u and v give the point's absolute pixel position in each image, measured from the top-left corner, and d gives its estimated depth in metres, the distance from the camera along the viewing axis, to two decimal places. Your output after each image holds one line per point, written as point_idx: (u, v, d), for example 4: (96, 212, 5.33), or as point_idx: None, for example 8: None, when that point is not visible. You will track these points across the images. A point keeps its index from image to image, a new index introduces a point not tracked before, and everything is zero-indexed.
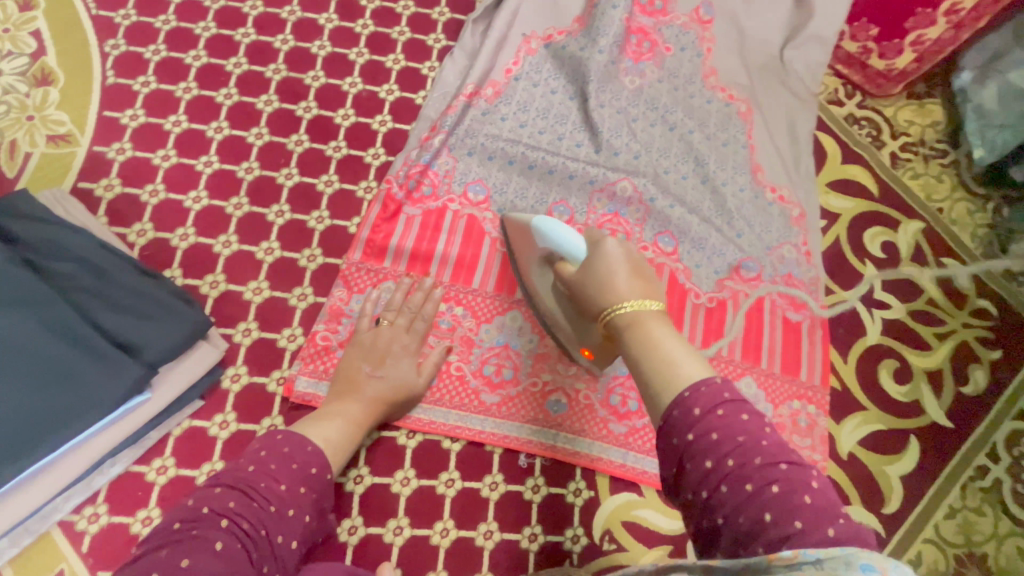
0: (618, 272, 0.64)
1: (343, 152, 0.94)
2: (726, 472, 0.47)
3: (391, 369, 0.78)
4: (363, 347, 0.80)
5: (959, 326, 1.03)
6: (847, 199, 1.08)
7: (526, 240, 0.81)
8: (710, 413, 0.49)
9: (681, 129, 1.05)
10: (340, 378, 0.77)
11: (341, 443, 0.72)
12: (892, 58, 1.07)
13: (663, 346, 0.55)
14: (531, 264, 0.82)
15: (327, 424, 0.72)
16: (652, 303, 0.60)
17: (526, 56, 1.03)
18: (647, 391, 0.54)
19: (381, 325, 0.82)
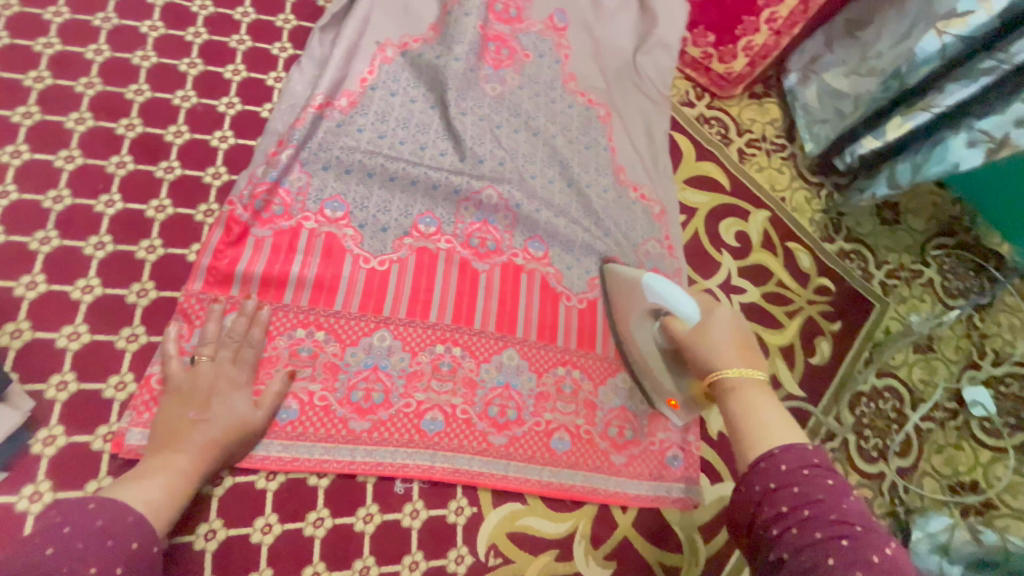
0: (725, 340, 0.70)
1: (177, 173, 0.85)
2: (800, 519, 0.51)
3: (217, 410, 0.71)
4: (182, 394, 0.71)
5: (804, 303, 1.13)
6: (703, 194, 1.15)
7: (633, 294, 0.85)
8: (795, 470, 0.55)
9: (544, 134, 1.07)
10: (158, 432, 0.69)
11: (166, 501, 0.64)
12: (729, 62, 1.17)
13: (764, 412, 0.62)
14: (630, 316, 0.87)
15: (144, 484, 0.64)
16: (755, 372, 0.67)
17: (381, 64, 1.00)
18: (740, 451, 0.61)
19: (198, 363, 0.74)
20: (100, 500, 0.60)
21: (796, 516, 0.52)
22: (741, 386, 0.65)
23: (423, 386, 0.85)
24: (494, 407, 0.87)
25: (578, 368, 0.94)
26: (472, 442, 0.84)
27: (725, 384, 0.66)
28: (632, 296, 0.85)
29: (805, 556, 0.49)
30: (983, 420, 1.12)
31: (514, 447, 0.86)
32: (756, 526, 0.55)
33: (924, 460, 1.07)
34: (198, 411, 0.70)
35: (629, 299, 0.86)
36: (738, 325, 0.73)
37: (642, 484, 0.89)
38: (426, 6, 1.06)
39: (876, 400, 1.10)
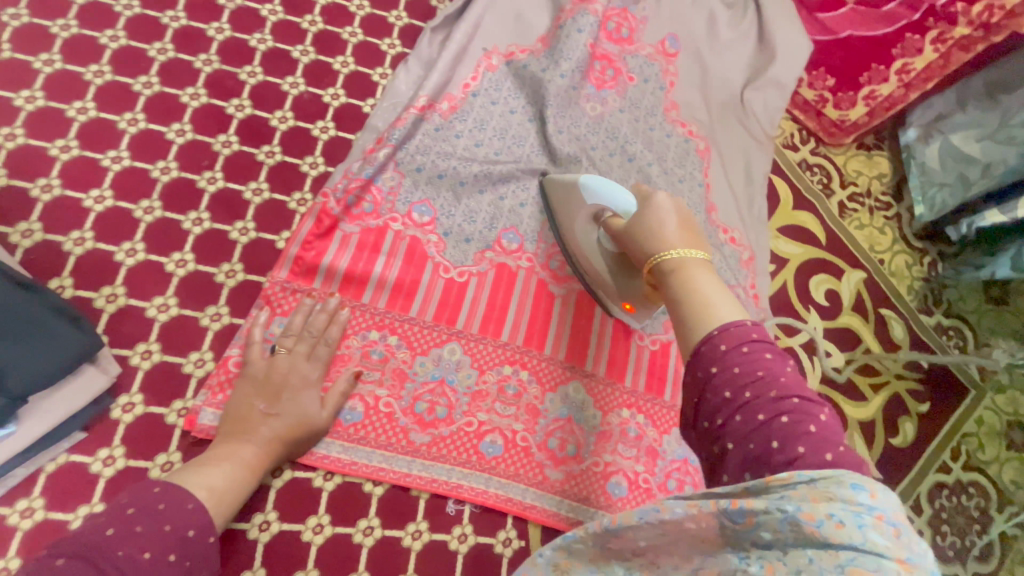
0: (667, 222, 0.64)
1: (277, 158, 0.85)
2: (743, 402, 0.47)
3: (288, 404, 0.71)
4: (257, 382, 0.72)
5: (892, 377, 1.05)
6: (797, 245, 1.09)
7: (573, 196, 0.84)
8: (734, 350, 0.49)
9: (639, 161, 1.03)
10: (230, 417, 0.70)
11: (232, 490, 0.64)
12: (845, 109, 1.10)
13: (702, 285, 0.55)
14: (572, 224, 0.86)
15: (208, 471, 0.64)
16: (700, 253, 0.59)
17: (485, 72, 0.99)
18: (683, 329, 0.54)
19: (277, 354, 0.74)
20: (168, 483, 0.60)
21: (738, 402, 0.47)
22: (684, 265, 0.58)
23: (487, 407, 0.83)
24: (554, 439, 0.84)
25: (643, 412, 0.89)
26: (528, 472, 0.82)
27: (666, 265, 0.59)
28: (569, 194, 0.85)
29: (751, 445, 0.45)
30: None
31: (570, 484, 0.82)
32: (699, 418, 0.51)
33: (1006, 570, 0.97)
34: (267, 402, 0.70)
35: (569, 194, 0.85)
36: (682, 211, 0.67)
37: None
38: (538, 17, 1.03)
39: (958, 495, 1.00)
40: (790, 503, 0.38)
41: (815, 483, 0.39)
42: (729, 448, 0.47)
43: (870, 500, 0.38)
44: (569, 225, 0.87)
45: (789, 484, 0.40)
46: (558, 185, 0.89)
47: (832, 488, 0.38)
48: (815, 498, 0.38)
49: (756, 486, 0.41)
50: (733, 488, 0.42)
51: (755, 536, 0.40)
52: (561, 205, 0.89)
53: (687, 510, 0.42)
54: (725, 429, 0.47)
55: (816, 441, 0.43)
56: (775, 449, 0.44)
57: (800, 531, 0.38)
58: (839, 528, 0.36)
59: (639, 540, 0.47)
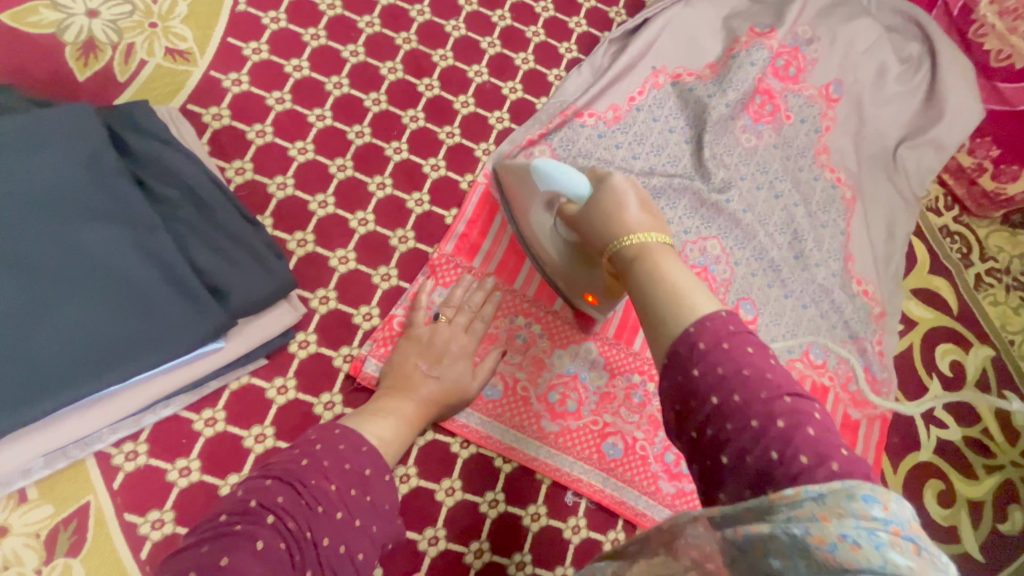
0: (628, 201, 0.64)
1: (455, 139, 0.91)
2: (732, 408, 0.46)
3: (447, 369, 0.75)
4: (420, 345, 0.76)
5: (1008, 462, 1.02)
6: (928, 310, 1.07)
7: (527, 183, 0.76)
8: (715, 347, 0.49)
9: (785, 199, 1.03)
10: (393, 373, 0.74)
11: (395, 442, 0.68)
12: (1004, 182, 1.07)
13: (671, 270, 0.55)
14: (527, 213, 0.80)
15: (380, 421, 0.67)
16: (658, 235, 0.60)
17: (651, 88, 1.02)
18: (654, 328, 0.53)
19: (439, 322, 0.79)
20: (347, 428, 0.63)
21: (727, 407, 0.47)
22: (643, 249, 0.58)
23: (613, 410, 0.85)
24: (671, 454, 0.85)
25: None
26: (643, 480, 0.83)
27: (626, 251, 0.60)
28: (525, 185, 0.77)
29: (752, 457, 0.44)
30: None
31: (680, 501, 0.83)
32: (688, 424, 0.50)
33: None
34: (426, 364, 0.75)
35: (523, 185, 0.78)
36: (639, 188, 0.67)
37: None
38: (711, 45, 1.06)
39: None
40: (798, 526, 0.37)
41: (824, 499, 0.37)
42: (724, 461, 0.46)
43: (883, 511, 0.36)
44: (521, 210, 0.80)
45: (796, 503, 0.38)
46: (512, 180, 0.81)
47: (840, 503, 0.37)
48: (826, 517, 0.37)
49: (761, 506, 0.40)
50: (732, 510, 0.41)
51: (763, 564, 0.39)
52: (514, 188, 0.81)
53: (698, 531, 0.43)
54: (720, 437, 0.47)
55: (814, 447, 0.43)
56: (774, 461, 0.43)
57: (813, 560, 0.36)
58: (854, 552, 0.35)
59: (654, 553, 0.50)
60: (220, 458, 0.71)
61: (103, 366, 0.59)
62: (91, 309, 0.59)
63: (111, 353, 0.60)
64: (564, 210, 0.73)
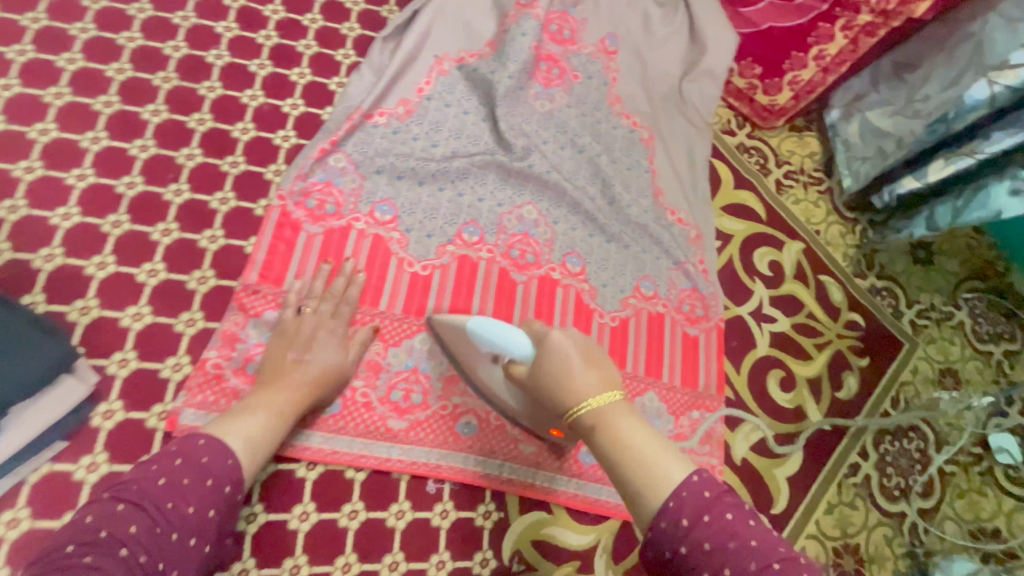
0: (574, 362, 0.65)
1: (240, 168, 0.89)
2: (713, 564, 0.51)
3: (317, 352, 0.78)
4: (287, 337, 0.79)
5: (834, 336, 1.15)
6: (740, 222, 1.17)
7: (462, 337, 0.80)
8: (698, 521, 0.53)
9: (589, 152, 1.10)
10: (267, 368, 0.76)
11: (262, 439, 0.71)
12: (773, 95, 1.21)
13: (634, 440, 0.59)
14: (476, 365, 0.81)
15: (243, 422, 0.70)
16: (619, 395, 0.62)
17: (438, 76, 1.05)
18: (635, 500, 0.57)
19: (302, 312, 0.81)
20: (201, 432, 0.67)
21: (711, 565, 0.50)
22: (600, 422, 0.61)
23: (459, 391, 0.86)
24: None
25: None
26: (502, 448, 0.85)
27: (585, 424, 0.62)
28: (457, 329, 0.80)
29: None
30: (1006, 466, 1.14)
31: (543, 458, 0.86)
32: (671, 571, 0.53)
33: (946, 504, 1.09)
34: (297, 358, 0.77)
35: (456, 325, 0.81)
36: (587, 347, 0.68)
37: (550, 474, 0.86)
38: (486, 22, 1.09)
39: (899, 440, 1.11)
40: None
41: None
42: None
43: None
44: (470, 365, 0.82)
45: None
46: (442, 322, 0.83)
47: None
48: None
49: None
50: None
51: None
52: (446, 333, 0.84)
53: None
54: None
55: None
56: None
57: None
58: None
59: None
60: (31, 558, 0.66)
61: None
62: None
63: None
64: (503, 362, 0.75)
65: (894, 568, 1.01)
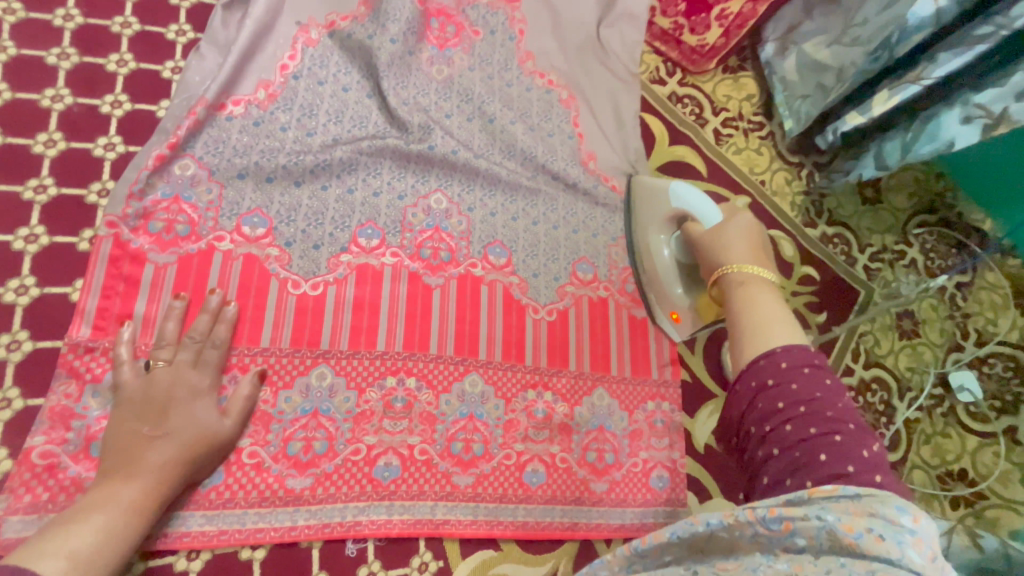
0: (740, 241, 0.68)
1: (50, 193, 0.70)
2: (794, 414, 0.49)
3: (178, 422, 0.62)
4: (135, 405, 0.62)
5: (788, 295, 1.07)
6: (679, 182, 1.05)
7: (659, 202, 0.86)
8: (795, 366, 0.52)
9: (501, 121, 0.93)
10: (112, 450, 0.60)
11: (106, 545, 0.54)
12: (702, 33, 1.07)
13: (763, 305, 0.58)
14: (647, 230, 0.87)
15: (69, 536, 0.52)
16: (764, 273, 0.62)
17: (305, 48, 0.86)
18: (736, 342, 0.57)
19: (154, 368, 0.65)
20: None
21: (790, 412, 0.50)
22: (749, 281, 0.62)
23: (374, 428, 0.73)
24: (458, 442, 0.77)
25: (551, 390, 0.84)
26: (433, 486, 0.74)
27: (733, 278, 0.63)
28: (660, 205, 0.85)
29: (798, 451, 0.48)
30: (969, 404, 1.10)
31: (483, 486, 0.76)
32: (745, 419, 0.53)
33: (912, 452, 1.06)
34: (147, 435, 0.60)
35: (658, 199, 0.86)
36: (757, 233, 0.70)
37: (492, 506, 0.76)
38: None
39: (864, 393, 1.06)
40: (830, 514, 0.39)
41: (859, 497, 0.41)
42: (774, 453, 0.49)
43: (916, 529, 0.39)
44: (645, 228, 0.88)
45: (834, 495, 0.42)
46: (650, 196, 0.88)
47: (875, 506, 0.40)
48: (858, 513, 0.39)
49: (800, 498, 0.42)
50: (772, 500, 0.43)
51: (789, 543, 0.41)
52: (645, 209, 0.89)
53: (722, 520, 0.43)
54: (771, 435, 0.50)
55: (839, 449, 0.46)
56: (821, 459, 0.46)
57: (836, 541, 0.38)
58: (876, 541, 0.37)
59: (666, 556, 0.47)
60: None
61: None
62: None
63: None
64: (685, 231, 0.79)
65: None
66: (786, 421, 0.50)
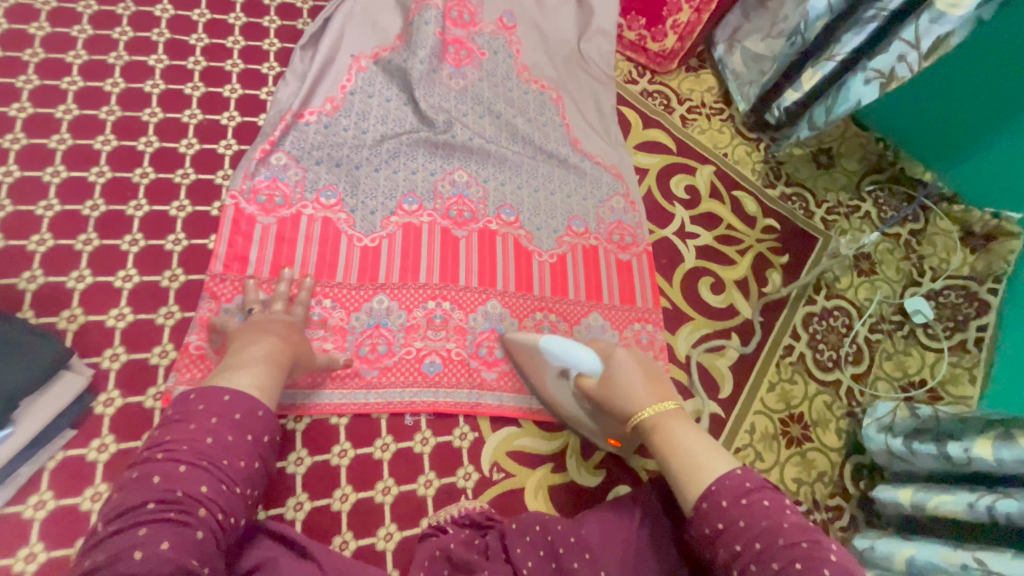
0: (639, 381, 0.81)
1: (191, 178, 1.00)
2: (755, 552, 0.61)
3: (273, 326, 0.85)
4: (241, 329, 0.84)
5: (753, 241, 1.28)
6: (653, 156, 1.30)
7: (539, 362, 0.93)
8: (735, 503, 0.65)
9: (505, 117, 1.21)
10: (232, 348, 0.81)
11: (264, 378, 0.75)
12: (662, 41, 1.34)
13: (684, 444, 0.73)
14: (544, 382, 0.95)
15: (240, 372, 0.73)
16: (667, 405, 0.78)
17: (357, 73, 1.15)
18: (679, 489, 0.70)
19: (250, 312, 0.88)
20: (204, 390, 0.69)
21: (751, 550, 0.61)
22: (661, 422, 0.76)
23: (421, 336, 0.98)
24: (485, 348, 1.00)
25: (555, 313, 1.08)
26: (468, 379, 0.97)
27: (648, 422, 0.77)
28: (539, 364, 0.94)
29: None
30: (925, 327, 1.28)
31: (504, 380, 0.99)
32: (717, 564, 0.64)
33: (876, 367, 1.23)
34: (258, 332, 0.83)
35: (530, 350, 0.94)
36: (646, 366, 0.85)
37: (514, 394, 0.98)
38: (391, 20, 1.21)
39: (827, 319, 1.25)
40: None
41: None
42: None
43: None
44: (539, 381, 0.95)
45: None
46: (523, 354, 0.96)
47: None
48: None
49: None
50: None
51: None
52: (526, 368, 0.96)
53: None
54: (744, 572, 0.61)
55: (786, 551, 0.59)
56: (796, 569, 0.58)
57: None
58: None
59: None
60: (60, 532, 0.75)
61: None
62: None
63: None
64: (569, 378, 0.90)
65: (838, 427, 1.14)
66: (751, 561, 0.61)
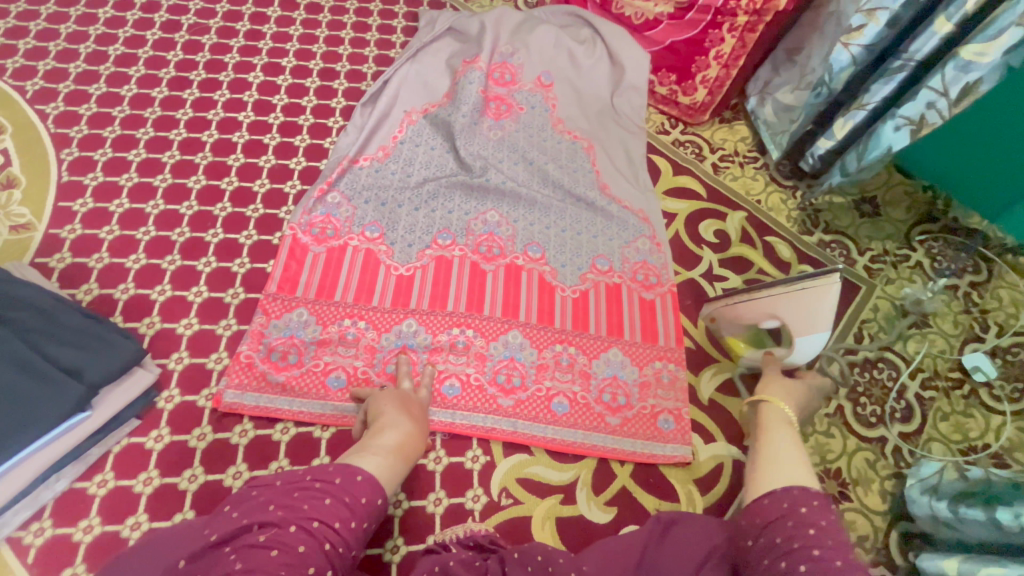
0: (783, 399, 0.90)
1: (260, 213, 1.16)
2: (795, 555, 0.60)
3: (412, 413, 0.88)
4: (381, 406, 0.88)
5: None
6: (682, 202, 1.34)
7: (794, 309, 0.96)
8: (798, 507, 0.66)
9: (538, 163, 1.31)
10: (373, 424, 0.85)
11: (389, 468, 0.75)
12: (692, 95, 1.41)
13: (781, 448, 0.78)
14: (769, 305, 0.98)
15: (374, 454, 0.75)
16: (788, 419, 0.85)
17: (408, 126, 1.31)
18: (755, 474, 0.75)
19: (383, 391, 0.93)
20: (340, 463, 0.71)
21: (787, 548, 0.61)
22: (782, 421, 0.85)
23: (443, 359, 1.04)
24: (502, 376, 1.04)
25: (574, 346, 1.10)
26: (484, 404, 1.01)
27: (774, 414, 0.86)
28: (795, 313, 0.96)
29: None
30: (990, 387, 1.17)
31: (520, 408, 1.02)
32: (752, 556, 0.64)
33: (929, 426, 1.13)
34: (393, 416, 0.85)
35: (816, 306, 0.93)
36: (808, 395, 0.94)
37: (527, 422, 1.00)
38: (441, 80, 1.37)
39: (870, 370, 1.18)
40: None
41: None
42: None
43: None
44: (772, 302, 0.98)
45: None
46: (792, 299, 0.95)
47: None
48: None
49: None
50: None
51: None
52: (784, 298, 0.96)
53: None
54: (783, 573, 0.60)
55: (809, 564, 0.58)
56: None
57: None
58: None
59: None
60: (115, 509, 0.85)
61: (9, 439, 0.75)
62: (13, 394, 0.77)
63: (15, 430, 0.76)
64: (786, 326, 0.98)
65: (882, 488, 1.05)
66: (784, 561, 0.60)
